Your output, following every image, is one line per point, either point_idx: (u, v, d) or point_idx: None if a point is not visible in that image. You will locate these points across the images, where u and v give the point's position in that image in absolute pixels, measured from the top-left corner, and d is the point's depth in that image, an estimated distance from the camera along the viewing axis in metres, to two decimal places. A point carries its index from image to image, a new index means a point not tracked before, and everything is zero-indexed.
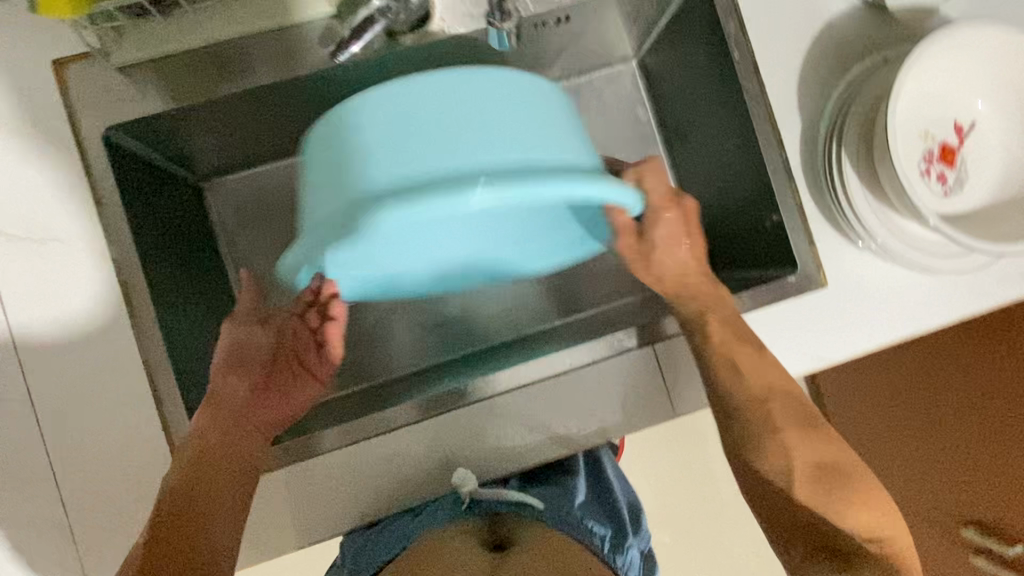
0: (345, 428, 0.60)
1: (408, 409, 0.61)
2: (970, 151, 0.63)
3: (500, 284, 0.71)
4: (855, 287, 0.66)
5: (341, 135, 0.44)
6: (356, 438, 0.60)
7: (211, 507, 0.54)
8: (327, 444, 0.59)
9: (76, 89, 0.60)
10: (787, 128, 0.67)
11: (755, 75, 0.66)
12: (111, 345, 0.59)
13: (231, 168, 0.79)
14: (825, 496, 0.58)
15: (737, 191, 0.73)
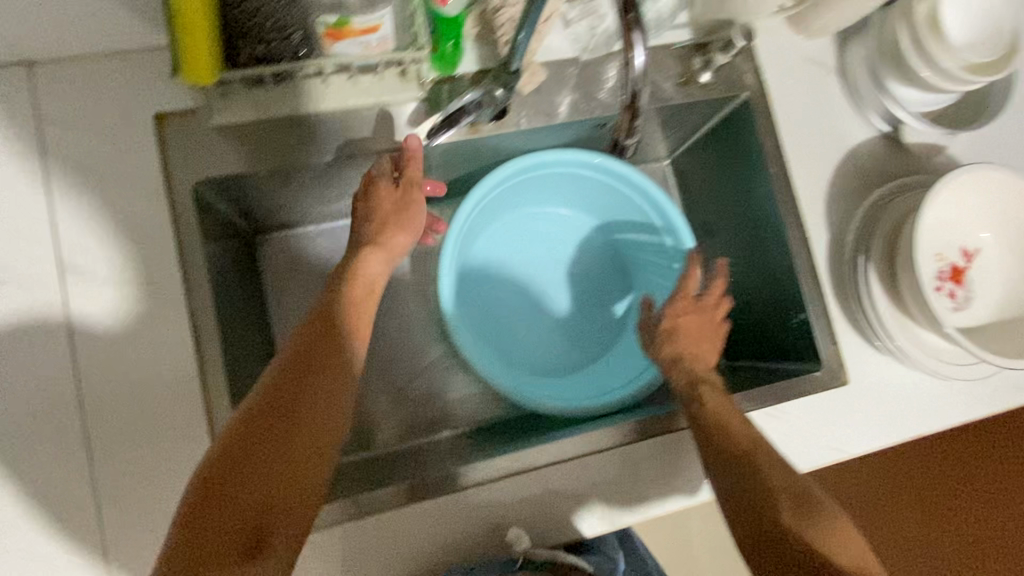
0: (405, 487, 0.63)
1: (467, 473, 0.65)
2: (976, 273, 0.71)
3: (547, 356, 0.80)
4: (873, 385, 0.72)
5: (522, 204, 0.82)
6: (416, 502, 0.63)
7: (314, 398, 0.51)
8: (387, 501, 0.62)
9: (172, 144, 0.63)
10: (816, 238, 0.74)
11: (788, 189, 0.74)
12: (177, 390, 0.60)
13: (287, 226, 0.83)
14: (793, 515, 0.52)
15: (765, 288, 0.80)
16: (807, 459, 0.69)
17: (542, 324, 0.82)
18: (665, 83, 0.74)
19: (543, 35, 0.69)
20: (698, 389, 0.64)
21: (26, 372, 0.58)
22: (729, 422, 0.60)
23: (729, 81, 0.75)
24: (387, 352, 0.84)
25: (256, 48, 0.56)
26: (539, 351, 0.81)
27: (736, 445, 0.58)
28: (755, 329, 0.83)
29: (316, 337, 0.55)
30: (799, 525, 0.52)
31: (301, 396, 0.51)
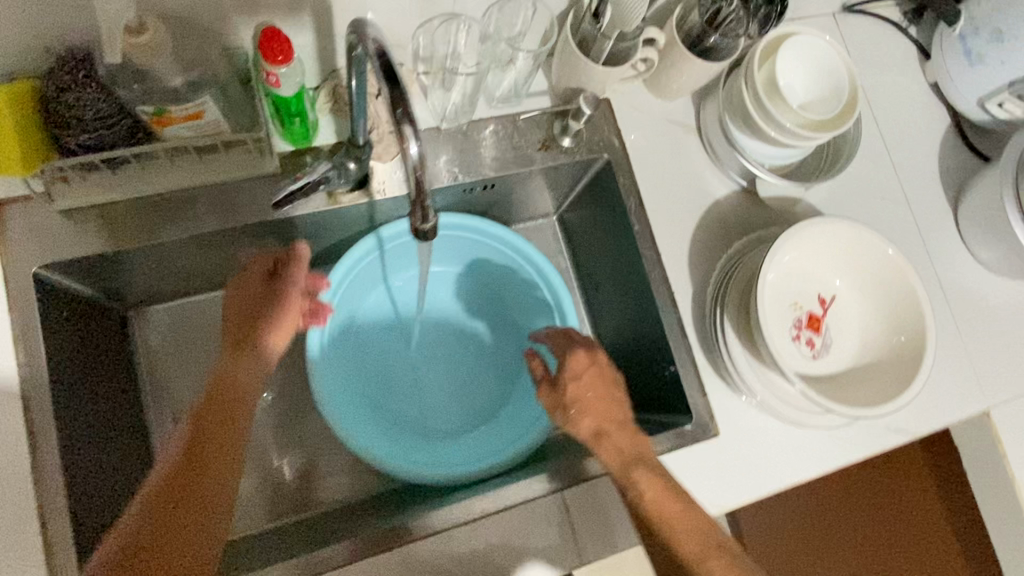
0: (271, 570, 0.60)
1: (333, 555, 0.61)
2: (832, 321, 0.73)
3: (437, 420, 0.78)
4: (741, 436, 0.73)
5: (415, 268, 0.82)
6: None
7: (215, 478, 0.56)
8: None
9: (16, 229, 0.63)
10: (680, 293, 0.76)
11: (651, 246, 0.76)
12: None
13: (161, 299, 0.82)
14: None
15: (642, 341, 0.81)
16: (645, 526, 0.68)
17: (431, 393, 0.81)
18: (528, 148, 0.76)
19: (399, 107, 0.70)
20: (630, 471, 0.61)
21: None
22: (673, 531, 0.57)
23: (590, 143, 0.77)
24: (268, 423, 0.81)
25: (79, 138, 0.55)
26: (425, 424, 0.79)
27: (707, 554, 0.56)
28: (636, 383, 0.83)
29: (206, 424, 0.59)
30: None
31: (197, 483, 0.55)
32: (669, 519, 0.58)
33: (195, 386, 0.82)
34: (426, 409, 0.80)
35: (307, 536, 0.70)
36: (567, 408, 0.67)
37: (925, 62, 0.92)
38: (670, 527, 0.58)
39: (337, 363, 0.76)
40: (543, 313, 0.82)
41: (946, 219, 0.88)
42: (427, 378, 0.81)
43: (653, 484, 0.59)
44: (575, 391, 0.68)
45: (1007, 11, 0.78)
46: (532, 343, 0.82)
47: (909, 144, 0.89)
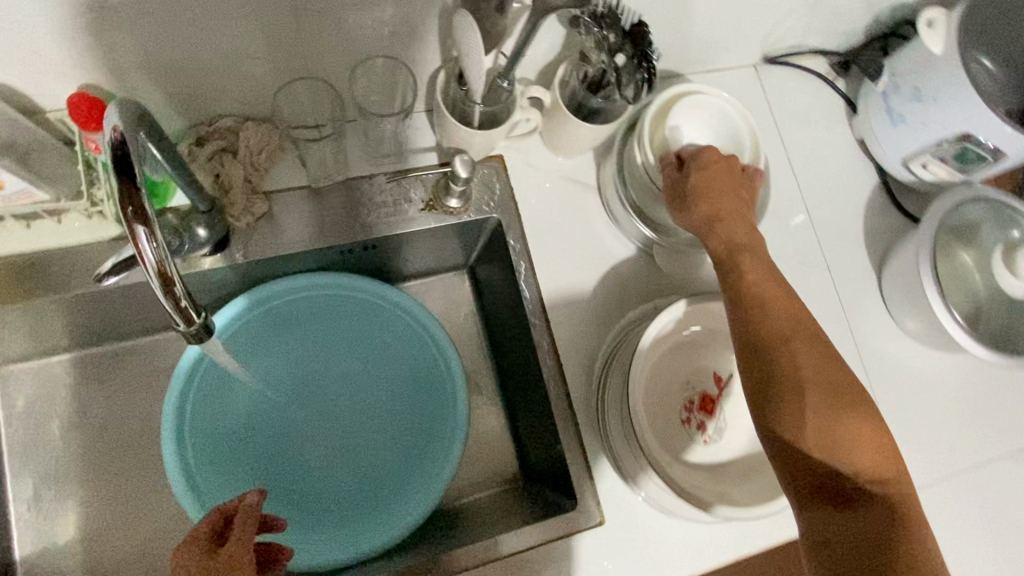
0: None
1: None
2: (727, 402, 0.68)
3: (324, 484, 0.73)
4: (623, 526, 0.68)
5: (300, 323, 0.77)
6: None
7: None
8: None
9: None
10: (569, 365, 0.71)
11: (540, 315, 0.71)
12: None
13: (27, 358, 0.77)
14: (839, 508, 0.53)
15: (533, 411, 0.76)
16: None
17: (314, 466, 0.74)
18: (410, 208, 0.72)
19: (262, 166, 0.66)
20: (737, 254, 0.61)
21: None
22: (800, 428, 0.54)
23: (479, 203, 0.73)
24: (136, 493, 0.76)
25: None
26: (305, 501, 0.72)
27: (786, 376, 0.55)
28: (532, 456, 0.78)
29: None
30: (816, 449, 0.53)
31: None
32: (833, 449, 0.53)
33: (57, 450, 0.76)
34: (308, 484, 0.73)
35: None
36: (684, 195, 0.64)
37: (853, 116, 0.87)
38: (759, 309, 0.58)
39: (203, 439, 0.70)
40: (436, 374, 0.77)
41: (870, 284, 0.83)
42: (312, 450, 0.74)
43: (811, 353, 0.56)
44: (700, 177, 0.64)
45: (925, 71, 0.73)
46: (427, 398, 0.77)
47: (832, 204, 0.84)
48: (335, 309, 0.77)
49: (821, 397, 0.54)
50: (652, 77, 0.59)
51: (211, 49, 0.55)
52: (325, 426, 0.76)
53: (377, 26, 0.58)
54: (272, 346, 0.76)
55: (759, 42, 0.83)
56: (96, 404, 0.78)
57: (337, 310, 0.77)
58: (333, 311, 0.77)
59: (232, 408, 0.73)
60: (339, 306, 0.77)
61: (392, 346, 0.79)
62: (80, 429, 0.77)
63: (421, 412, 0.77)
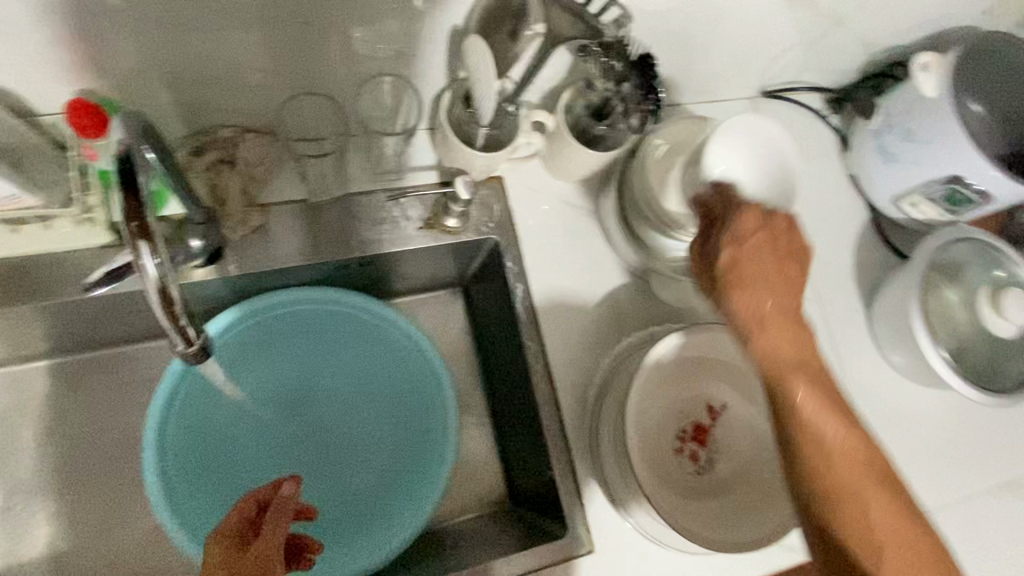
0: None
1: None
2: (720, 433, 0.68)
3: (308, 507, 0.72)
4: (612, 555, 0.67)
5: (292, 338, 0.75)
6: None
7: None
8: None
9: None
10: (562, 389, 0.71)
11: (535, 338, 0.71)
12: None
13: (8, 360, 0.76)
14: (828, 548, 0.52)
15: (524, 435, 0.75)
16: None
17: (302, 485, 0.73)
18: (408, 226, 0.71)
19: (260, 179, 0.65)
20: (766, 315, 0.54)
21: None
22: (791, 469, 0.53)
23: (476, 224, 0.73)
24: (112, 507, 0.74)
25: None
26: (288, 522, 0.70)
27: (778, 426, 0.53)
28: (521, 481, 0.77)
29: None
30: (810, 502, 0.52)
31: None
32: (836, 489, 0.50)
33: (33, 458, 0.74)
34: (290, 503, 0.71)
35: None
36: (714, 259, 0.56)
37: (845, 152, 0.89)
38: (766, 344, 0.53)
39: (186, 459, 0.69)
40: (428, 396, 0.76)
41: (859, 319, 0.84)
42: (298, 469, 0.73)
43: (824, 402, 0.51)
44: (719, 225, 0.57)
45: (917, 114, 0.75)
46: (417, 421, 0.76)
47: (825, 238, 0.85)
48: (327, 324, 0.76)
49: (825, 453, 0.51)
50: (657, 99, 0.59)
51: (213, 60, 0.55)
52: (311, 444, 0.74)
53: (384, 45, 0.58)
54: (262, 360, 0.74)
55: (758, 76, 0.85)
56: (75, 412, 0.77)
57: (330, 325, 0.76)
58: (325, 326, 0.76)
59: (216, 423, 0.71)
60: (332, 322, 0.76)
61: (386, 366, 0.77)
62: (57, 438, 0.75)
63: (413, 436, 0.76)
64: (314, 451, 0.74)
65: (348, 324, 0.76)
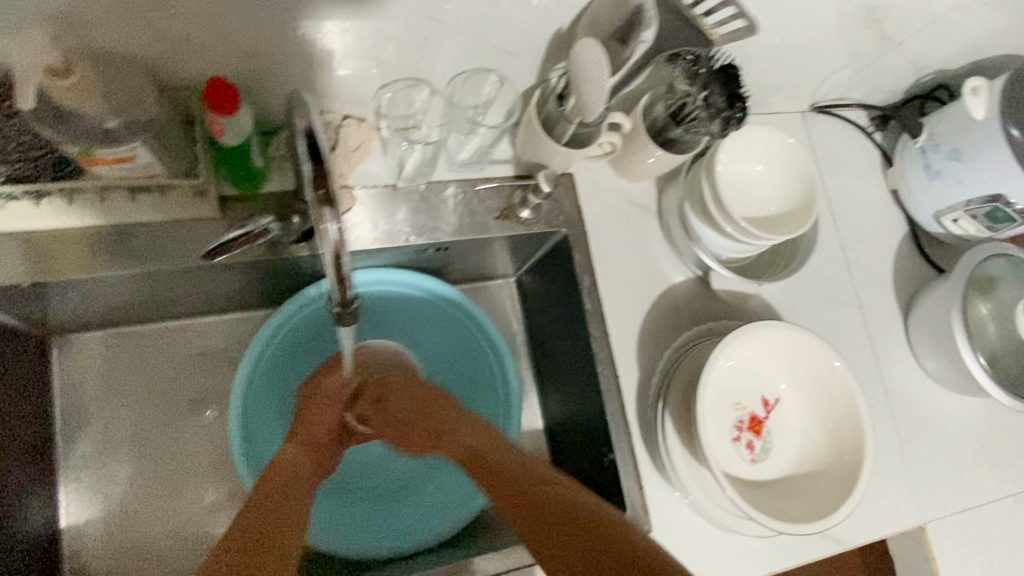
0: None
1: None
2: (773, 423, 0.72)
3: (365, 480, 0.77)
4: (669, 534, 0.71)
5: (379, 314, 0.79)
6: None
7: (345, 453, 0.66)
8: None
9: None
10: (624, 378, 0.74)
11: (601, 327, 0.74)
12: None
13: (88, 328, 0.78)
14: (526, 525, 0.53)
15: (580, 420, 0.79)
16: None
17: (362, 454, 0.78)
18: (484, 215, 0.74)
19: (354, 163, 0.68)
20: None
21: None
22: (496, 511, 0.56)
23: (549, 216, 0.76)
24: (182, 469, 0.78)
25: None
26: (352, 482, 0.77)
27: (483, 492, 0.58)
28: (574, 463, 0.81)
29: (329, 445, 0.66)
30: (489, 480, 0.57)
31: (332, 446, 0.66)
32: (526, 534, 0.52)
33: (107, 421, 0.77)
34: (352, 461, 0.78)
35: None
36: None
37: (888, 167, 0.93)
38: None
39: (260, 425, 0.73)
40: (487, 380, 0.81)
41: (896, 326, 0.88)
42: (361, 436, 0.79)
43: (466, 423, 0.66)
44: None
45: (966, 134, 0.80)
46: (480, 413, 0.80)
47: (867, 247, 0.90)
48: (411, 309, 0.80)
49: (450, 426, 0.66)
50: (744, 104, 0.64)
51: (332, 49, 0.58)
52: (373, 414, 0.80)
53: (488, 43, 0.61)
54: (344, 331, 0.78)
55: (811, 90, 0.89)
56: (146, 379, 0.80)
57: (412, 310, 0.80)
58: (408, 310, 0.80)
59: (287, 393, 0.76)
60: (415, 306, 0.80)
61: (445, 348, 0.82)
62: (130, 401, 0.79)
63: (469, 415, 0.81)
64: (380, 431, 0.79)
65: (428, 310, 0.80)
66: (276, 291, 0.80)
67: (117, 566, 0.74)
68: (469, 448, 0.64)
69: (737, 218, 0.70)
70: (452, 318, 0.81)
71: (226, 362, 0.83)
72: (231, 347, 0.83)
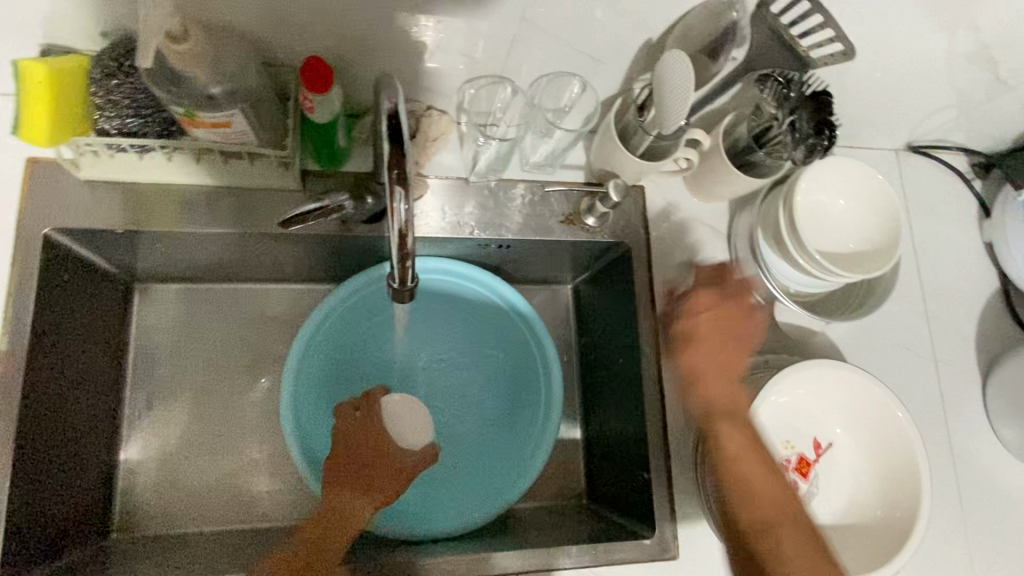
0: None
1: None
2: (823, 469, 0.69)
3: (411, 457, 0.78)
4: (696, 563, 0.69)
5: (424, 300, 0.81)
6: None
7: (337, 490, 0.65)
8: None
9: (42, 189, 0.65)
10: (670, 399, 0.72)
11: (652, 344, 0.73)
12: None
13: (168, 279, 0.83)
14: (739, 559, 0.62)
15: (618, 435, 0.78)
16: None
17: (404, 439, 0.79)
18: (550, 218, 0.74)
19: (431, 152, 0.71)
20: None
21: None
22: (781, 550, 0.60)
23: (614, 227, 0.76)
24: (231, 423, 0.82)
25: (111, 121, 0.57)
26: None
27: (763, 517, 0.62)
28: (606, 477, 0.80)
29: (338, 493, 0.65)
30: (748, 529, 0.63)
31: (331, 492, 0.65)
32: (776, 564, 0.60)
33: (173, 367, 0.82)
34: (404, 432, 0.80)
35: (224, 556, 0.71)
36: None
37: (985, 219, 0.88)
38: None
39: (309, 400, 0.75)
40: (527, 369, 0.81)
41: (974, 386, 0.82)
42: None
43: (734, 437, 0.65)
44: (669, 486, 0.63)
45: None
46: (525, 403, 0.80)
47: (950, 299, 0.85)
48: (454, 300, 0.81)
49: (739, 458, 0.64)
50: (831, 134, 0.71)
51: (424, 41, 0.60)
52: (420, 394, 0.81)
53: (576, 46, 0.62)
54: (390, 317, 0.81)
55: (909, 129, 0.84)
56: (208, 335, 0.84)
57: (456, 301, 0.81)
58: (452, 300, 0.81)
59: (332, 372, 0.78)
60: (458, 298, 0.81)
61: (489, 339, 0.83)
62: (194, 352, 0.83)
63: (511, 403, 0.81)
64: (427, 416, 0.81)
65: (471, 302, 0.82)
66: (339, 266, 0.83)
67: (161, 505, 0.78)
68: (744, 459, 0.64)
69: (810, 249, 0.67)
70: (495, 311, 0.82)
71: (285, 329, 0.87)
72: (292, 316, 0.87)
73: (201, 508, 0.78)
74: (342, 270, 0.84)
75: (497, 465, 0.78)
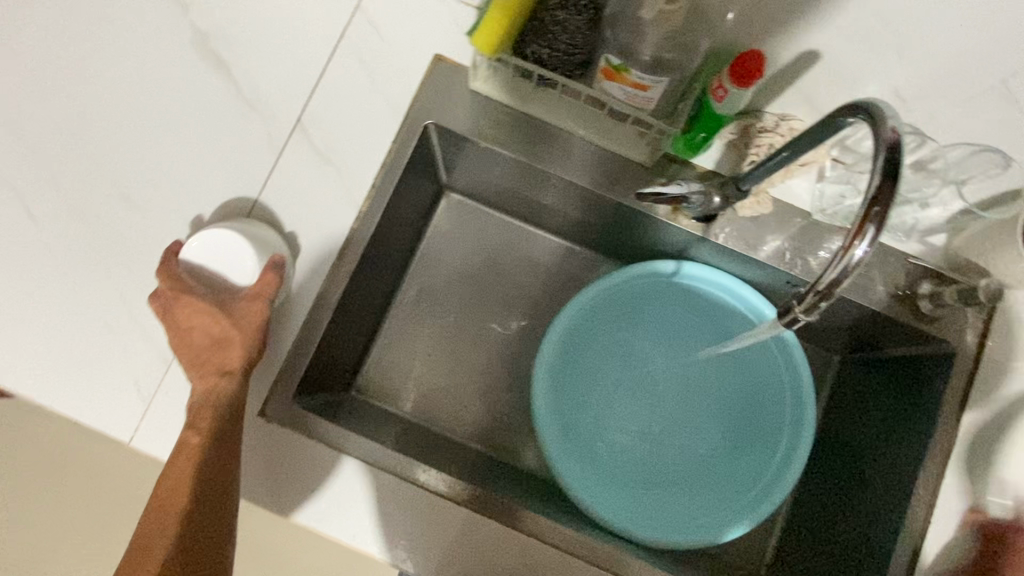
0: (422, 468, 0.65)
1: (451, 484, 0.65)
2: None
3: (627, 447, 0.77)
4: None
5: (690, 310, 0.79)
6: (418, 492, 0.64)
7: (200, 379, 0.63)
8: (403, 471, 0.64)
9: (435, 84, 0.71)
10: (937, 530, 0.65)
11: (940, 463, 0.65)
12: (318, 266, 0.68)
13: (471, 195, 0.89)
14: None
15: (845, 531, 0.72)
16: None
17: (624, 429, 0.78)
18: (880, 286, 0.68)
19: (788, 175, 0.68)
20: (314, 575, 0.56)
21: (234, 188, 0.69)
22: None
23: (945, 323, 0.68)
24: (475, 343, 0.87)
25: (540, 49, 0.60)
26: (629, 445, 0.77)
27: None
28: (809, 562, 0.75)
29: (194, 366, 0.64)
30: None
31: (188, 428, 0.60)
32: None
33: (446, 271, 0.89)
34: (625, 420, 0.78)
35: (441, 460, 0.75)
36: None
37: None
38: None
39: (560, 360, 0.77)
40: (773, 418, 0.77)
41: None
42: (634, 408, 0.79)
43: None
44: None
45: None
46: (760, 450, 0.76)
47: None
48: (720, 321, 0.79)
49: None
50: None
51: (864, 68, 0.56)
52: (654, 395, 0.79)
53: None
54: (652, 310, 0.80)
55: None
56: (483, 257, 0.90)
57: (721, 322, 0.78)
58: (717, 320, 0.79)
59: (586, 345, 0.79)
60: (725, 320, 0.78)
61: (741, 371, 0.79)
62: (466, 266, 0.89)
63: (745, 442, 0.77)
64: (651, 416, 0.79)
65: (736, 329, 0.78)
66: (626, 244, 0.83)
67: (396, 387, 0.84)
68: None
69: None
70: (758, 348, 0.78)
71: (547, 279, 0.90)
72: (557, 271, 0.90)
73: (426, 403, 0.84)
74: (626, 248, 0.84)
75: (715, 497, 0.75)
